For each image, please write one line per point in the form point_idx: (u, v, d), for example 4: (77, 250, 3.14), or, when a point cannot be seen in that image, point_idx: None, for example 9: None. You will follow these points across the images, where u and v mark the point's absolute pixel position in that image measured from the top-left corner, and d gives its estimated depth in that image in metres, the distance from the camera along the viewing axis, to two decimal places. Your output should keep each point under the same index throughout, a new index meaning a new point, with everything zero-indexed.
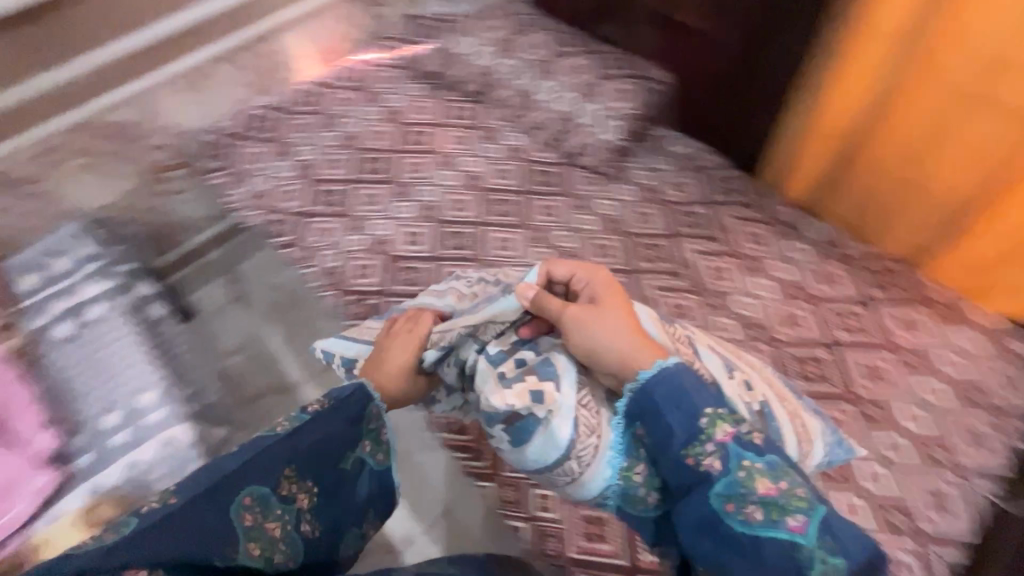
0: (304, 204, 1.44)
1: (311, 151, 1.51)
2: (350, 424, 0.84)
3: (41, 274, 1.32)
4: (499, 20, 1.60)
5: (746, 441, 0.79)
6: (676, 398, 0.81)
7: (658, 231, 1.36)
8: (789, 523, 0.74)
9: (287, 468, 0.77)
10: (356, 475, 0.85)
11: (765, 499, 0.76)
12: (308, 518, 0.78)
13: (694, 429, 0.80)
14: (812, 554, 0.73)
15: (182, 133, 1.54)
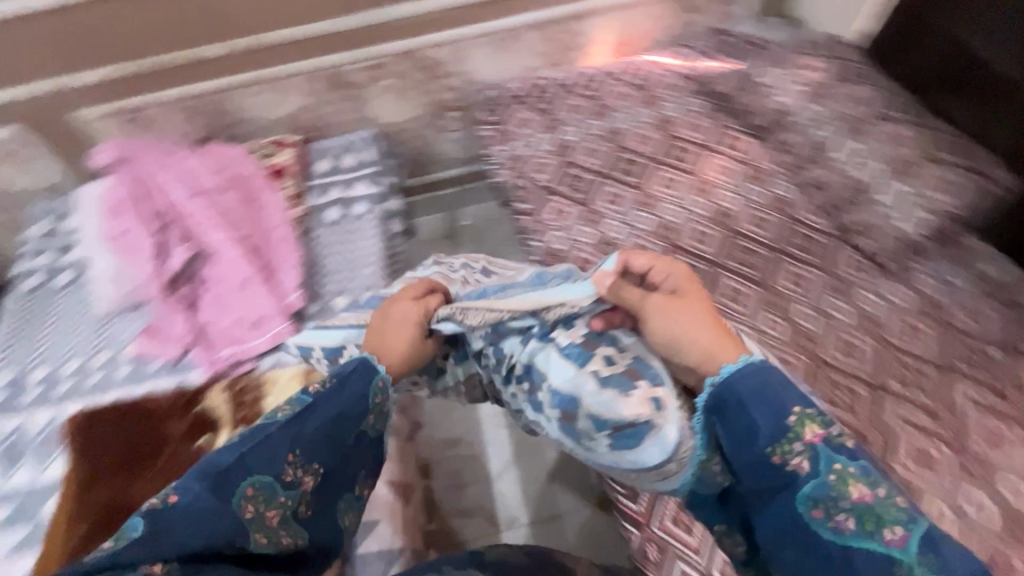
0: (551, 181, 1.48)
1: (575, 134, 1.54)
2: (353, 399, 0.80)
3: (331, 164, 1.56)
4: (818, 62, 1.46)
5: (833, 441, 0.71)
6: (762, 395, 0.74)
7: (926, 356, 1.13)
8: (885, 537, 0.66)
9: (290, 453, 0.74)
10: (358, 449, 0.82)
11: (858, 508, 0.68)
12: (304, 504, 0.74)
13: (777, 430, 0.72)
14: (910, 572, 0.65)
15: (473, 82, 1.67)
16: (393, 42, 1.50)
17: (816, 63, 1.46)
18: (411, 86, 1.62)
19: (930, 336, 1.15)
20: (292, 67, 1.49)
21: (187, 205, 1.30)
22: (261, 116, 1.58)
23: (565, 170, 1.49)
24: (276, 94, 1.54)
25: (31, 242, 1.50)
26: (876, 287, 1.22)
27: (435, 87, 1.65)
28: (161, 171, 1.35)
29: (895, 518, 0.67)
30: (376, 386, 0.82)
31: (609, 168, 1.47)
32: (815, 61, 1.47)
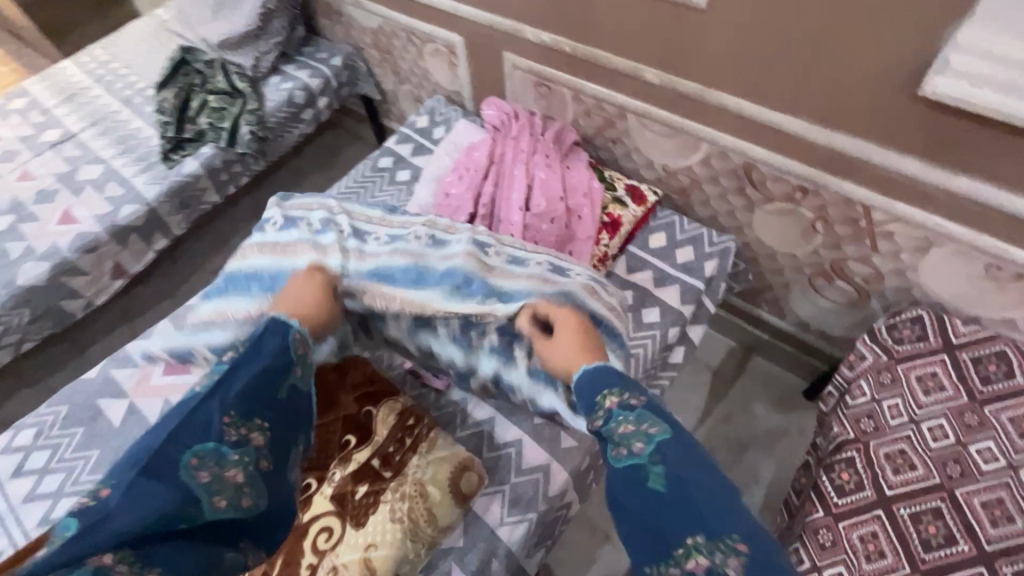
0: (897, 494, 0.97)
1: (991, 466, 0.97)
2: (275, 352, 0.86)
3: (666, 245, 1.33)
4: None
5: (621, 402, 0.75)
6: (591, 383, 0.79)
7: None
8: (636, 450, 0.71)
9: (224, 416, 0.78)
10: (294, 399, 0.87)
11: (625, 438, 0.72)
12: (254, 453, 0.80)
13: (589, 404, 0.78)
14: (648, 474, 0.69)
15: (907, 279, 1.16)
16: (849, 184, 1.08)
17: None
18: (825, 235, 1.21)
19: None
20: (715, 136, 1.20)
21: (512, 213, 1.21)
22: (645, 152, 1.37)
23: (931, 500, 0.95)
24: (678, 145, 1.29)
25: (410, 130, 1.65)
26: None
27: (852, 250, 1.20)
28: (515, 161, 1.27)
29: (645, 431, 0.72)
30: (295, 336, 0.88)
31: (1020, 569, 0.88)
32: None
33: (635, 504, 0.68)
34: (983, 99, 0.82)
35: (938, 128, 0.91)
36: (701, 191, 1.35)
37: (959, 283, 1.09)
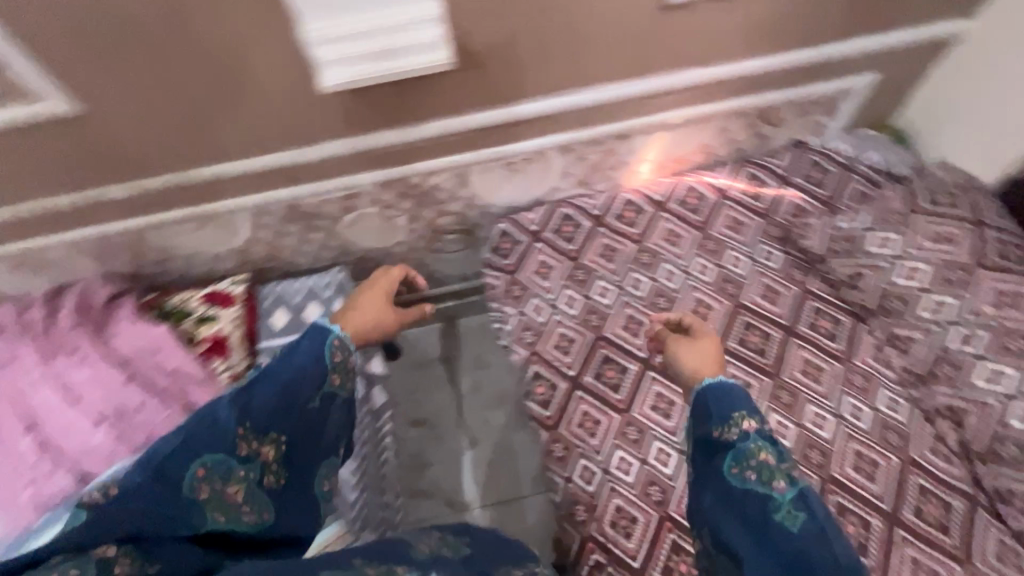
0: (579, 369, 1.13)
1: (611, 297, 1.20)
2: (313, 361, 0.73)
3: (289, 317, 1.22)
4: (949, 225, 1.07)
5: (760, 429, 0.76)
6: (722, 402, 0.80)
7: None
8: (776, 483, 0.69)
9: (239, 427, 0.64)
10: (326, 412, 0.73)
11: (762, 464, 0.71)
12: (270, 469, 0.66)
13: (723, 415, 0.78)
14: (781, 507, 0.67)
15: (479, 206, 1.29)
16: (374, 171, 1.12)
17: (959, 223, 1.07)
18: (402, 215, 1.26)
19: None
20: (238, 202, 1.11)
21: (84, 435, 0.96)
22: (205, 251, 1.22)
23: (598, 353, 1.15)
24: (221, 228, 1.17)
25: None
26: None
27: (431, 212, 1.28)
28: (38, 380, 1.01)
29: (786, 470, 0.71)
30: (331, 346, 0.75)
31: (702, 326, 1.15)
32: (954, 214, 1.08)
33: (756, 525, 0.66)
34: (351, 75, 0.86)
35: (377, 101, 0.96)
36: (283, 248, 1.26)
37: (506, 187, 1.26)
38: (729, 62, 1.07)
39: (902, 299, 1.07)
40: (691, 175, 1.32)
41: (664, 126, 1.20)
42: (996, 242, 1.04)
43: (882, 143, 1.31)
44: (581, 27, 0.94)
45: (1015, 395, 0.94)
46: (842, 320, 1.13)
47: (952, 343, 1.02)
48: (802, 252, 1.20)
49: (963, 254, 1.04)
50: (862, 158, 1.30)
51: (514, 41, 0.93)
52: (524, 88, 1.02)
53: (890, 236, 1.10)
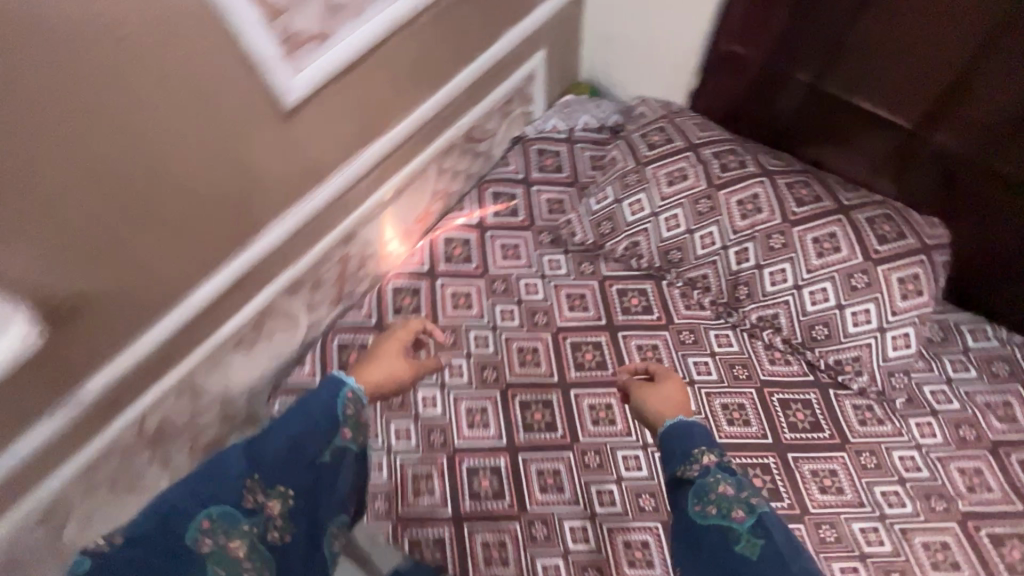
0: (452, 501, 0.97)
1: (440, 400, 1.05)
2: (325, 411, 0.70)
3: None
4: (674, 160, 1.09)
5: (721, 459, 0.73)
6: (682, 438, 0.76)
7: (997, 503, 0.90)
8: (737, 515, 0.67)
9: (247, 479, 0.66)
10: (339, 465, 0.71)
11: (722, 497, 0.69)
12: (274, 523, 0.66)
13: (684, 452, 0.74)
14: (742, 541, 0.65)
15: (238, 396, 1.02)
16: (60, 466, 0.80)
17: (681, 156, 1.09)
18: (145, 471, 0.94)
19: (992, 486, 0.92)
20: None
21: None
22: None
23: (461, 469, 0.99)
24: None
25: None
26: (905, 437, 0.96)
27: (182, 441, 0.97)
28: None
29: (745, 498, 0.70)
30: (347, 399, 0.71)
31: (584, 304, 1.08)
32: (672, 148, 1.11)
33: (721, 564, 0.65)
34: None
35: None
36: None
37: (255, 359, 1.01)
38: (396, 120, 0.94)
39: (679, 248, 1.08)
40: (442, 225, 1.20)
41: (383, 205, 1.05)
42: (714, 158, 1.08)
43: (584, 102, 1.32)
44: (190, 188, 0.73)
45: (801, 284, 1.00)
46: (646, 288, 1.13)
47: (734, 265, 1.05)
48: (580, 245, 1.17)
49: (699, 182, 1.07)
50: (576, 125, 1.30)
51: (118, 246, 0.70)
52: (184, 277, 0.79)
53: (638, 196, 1.10)
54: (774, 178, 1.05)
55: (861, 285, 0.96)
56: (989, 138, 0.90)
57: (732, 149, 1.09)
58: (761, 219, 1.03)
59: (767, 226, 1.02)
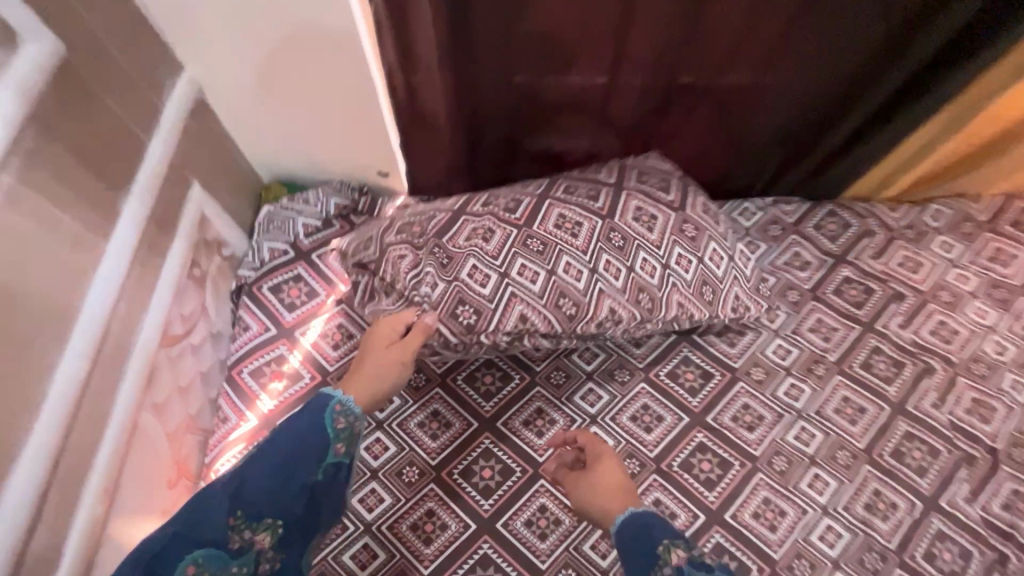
0: None
1: None
2: (303, 441, 0.68)
3: None
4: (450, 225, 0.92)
5: (691, 557, 0.65)
6: (643, 537, 0.67)
7: (846, 336, 1.02)
8: None
9: (230, 517, 0.63)
10: (325, 485, 0.69)
11: None
12: (266, 556, 0.65)
13: (649, 557, 0.65)
14: None
15: None
16: None
17: (460, 223, 0.91)
18: None
19: (834, 325, 1.03)
20: None
21: None
22: None
23: None
24: None
25: None
26: (765, 333, 1.02)
27: None
28: None
29: None
30: (335, 412, 0.71)
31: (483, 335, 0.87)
32: (439, 224, 0.92)
33: None
34: None
35: None
36: None
37: None
38: (37, 374, 0.57)
39: (562, 294, 0.87)
40: (216, 456, 0.86)
41: (101, 522, 0.66)
42: (488, 207, 0.93)
43: (289, 205, 1.04)
44: None
45: (666, 262, 0.91)
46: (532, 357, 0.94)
47: (615, 281, 0.89)
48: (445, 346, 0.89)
49: (509, 228, 0.90)
50: (299, 234, 1.03)
51: None
52: None
53: (471, 263, 0.88)
54: (554, 195, 0.93)
55: (694, 233, 0.94)
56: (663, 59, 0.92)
57: (490, 196, 0.96)
58: (587, 229, 0.90)
59: (598, 231, 0.90)
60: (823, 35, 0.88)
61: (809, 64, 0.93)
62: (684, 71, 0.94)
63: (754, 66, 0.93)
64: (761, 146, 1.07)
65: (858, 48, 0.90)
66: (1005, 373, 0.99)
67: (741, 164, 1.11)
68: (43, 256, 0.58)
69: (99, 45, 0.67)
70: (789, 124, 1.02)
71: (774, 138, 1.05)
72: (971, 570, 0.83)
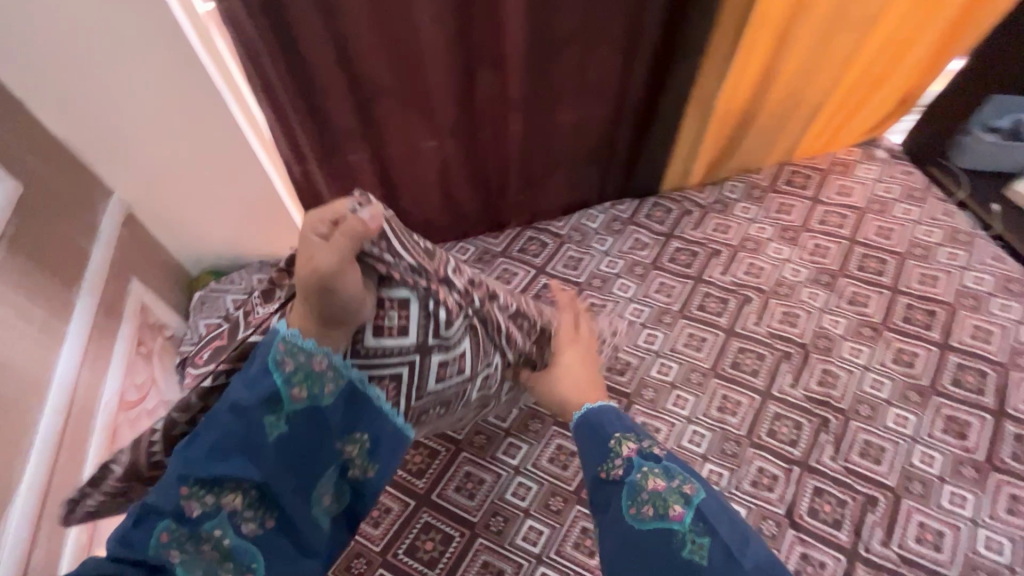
0: None
1: None
2: (252, 391, 0.65)
3: None
4: None
5: (641, 448, 0.69)
6: (597, 435, 0.74)
7: (684, 289, 1.30)
8: (672, 512, 0.60)
9: (185, 489, 0.62)
10: (290, 434, 0.68)
11: (653, 494, 0.62)
12: (245, 515, 0.66)
13: (604, 449, 0.71)
14: (686, 545, 0.57)
15: None
16: None
17: None
18: None
19: (675, 283, 1.31)
20: None
21: None
22: None
23: None
24: None
25: None
26: (622, 302, 1.29)
27: None
28: None
29: (677, 489, 0.62)
30: (282, 350, 0.67)
31: (451, 277, 0.82)
32: None
33: (660, 566, 0.57)
34: None
35: None
36: None
37: None
38: (27, 426, 0.74)
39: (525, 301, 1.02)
40: None
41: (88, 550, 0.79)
42: None
43: (218, 288, 1.23)
44: None
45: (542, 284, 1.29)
46: (500, 362, 0.92)
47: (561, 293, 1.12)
48: (415, 272, 0.78)
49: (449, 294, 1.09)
50: (229, 307, 1.19)
51: None
52: None
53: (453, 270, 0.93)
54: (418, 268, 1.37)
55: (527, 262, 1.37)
56: (477, 111, 1.18)
57: None
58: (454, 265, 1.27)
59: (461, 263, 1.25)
60: (572, 94, 1.20)
61: (579, 111, 1.23)
62: (493, 139, 1.25)
63: (549, 97, 1.19)
64: (590, 152, 1.34)
65: (601, 97, 1.21)
66: (803, 289, 1.28)
67: (582, 171, 1.38)
68: (23, 338, 0.77)
69: (44, 185, 0.90)
70: (595, 144, 1.31)
71: (596, 145, 1.32)
72: (804, 436, 1.07)
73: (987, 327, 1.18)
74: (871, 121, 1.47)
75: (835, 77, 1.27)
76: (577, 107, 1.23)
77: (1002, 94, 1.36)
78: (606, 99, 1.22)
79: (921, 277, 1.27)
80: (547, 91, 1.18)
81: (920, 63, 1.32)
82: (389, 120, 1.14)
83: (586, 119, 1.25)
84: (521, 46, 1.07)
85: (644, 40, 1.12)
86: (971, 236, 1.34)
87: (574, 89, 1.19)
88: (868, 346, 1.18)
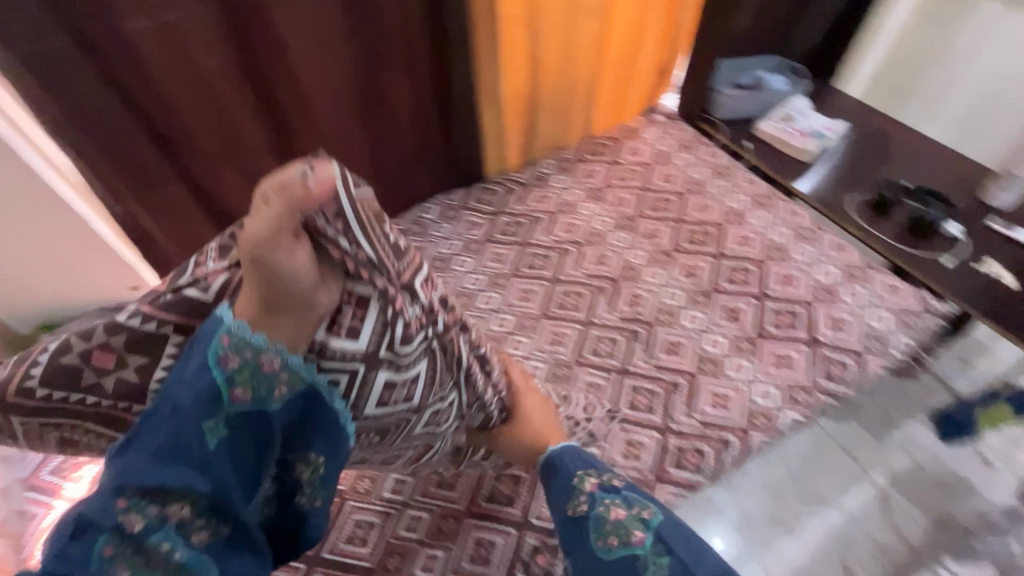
0: None
1: None
2: (194, 389, 0.61)
3: None
4: None
5: (601, 483, 0.82)
6: (562, 478, 0.87)
7: (513, 254, 1.47)
8: (634, 538, 0.74)
9: (124, 497, 0.59)
10: (236, 435, 0.64)
11: (616, 523, 0.76)
12: (195, 525, 0.63)
13: (569, 489, 0.84)
14: (647, 563, 0.72)
15: None
16: None
17: None
18: None
19: (505, 251, 1.48)
20: None
21: None
22: None
23: None
24: None
25: None
26: (462, 275, 1.44)
27: None
28: None
29: (634, 514, 0.77)
30: (225, 345, 0.62)
31: (418, 289, 0.73)
32: None
33: None
34: None
35: None
36: None
37: None
38: None
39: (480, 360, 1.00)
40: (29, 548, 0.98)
41: None
42: None
43: None
44: None
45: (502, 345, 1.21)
46: (451, 397, 0.85)
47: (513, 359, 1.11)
48: (374, 268, 0.69)
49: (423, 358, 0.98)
50: None
51: None
52: None
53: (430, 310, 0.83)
54: None
55: None
56: (291, 126, 1.26)
57: None
58: None
59: None
60: (378, 96, 1.32)
61: (382, 113, 1.36)
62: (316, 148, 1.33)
63: (357, 102, 1.31)
64: (414, 149, 1.48)
65: (404, 94, 1.35)
66: (610, 234, 1.51)
67: (412, 167, 1.52)
68: None
69: None
70: (413, 140, 1.46)
71: (416, 141, 1.47)
72: (620, 349, 1.27)
73: (747, 235, 1.47)
74: (645, 85, 1.77)
75: (593, 54, 1.55)
76: (386, 108, 1.36)
77: (722, 59, 1.76)
78: (410, 97, 1.37)
79: (696, 207, 1.55)
80: (353, 97, 1.30)
81: (659, 32, 1.64)
82: (203, 146, 1.19)
83: (398, 119, 1.39)
84: (309, 65, 1.19)
85: (417, 42, 1.28)
86: (730, 169, 1.66)
87: (378, 92, 1.32)
88: (665, 269, 1.42)
